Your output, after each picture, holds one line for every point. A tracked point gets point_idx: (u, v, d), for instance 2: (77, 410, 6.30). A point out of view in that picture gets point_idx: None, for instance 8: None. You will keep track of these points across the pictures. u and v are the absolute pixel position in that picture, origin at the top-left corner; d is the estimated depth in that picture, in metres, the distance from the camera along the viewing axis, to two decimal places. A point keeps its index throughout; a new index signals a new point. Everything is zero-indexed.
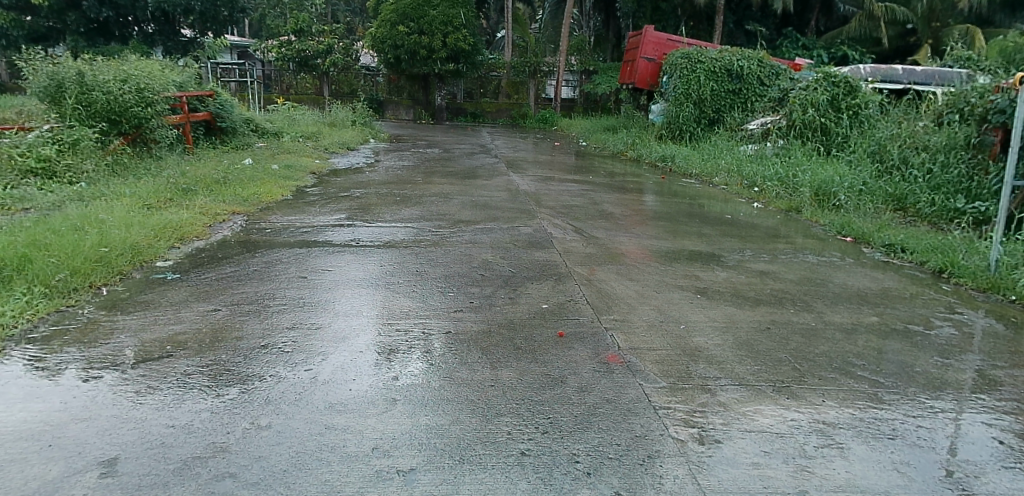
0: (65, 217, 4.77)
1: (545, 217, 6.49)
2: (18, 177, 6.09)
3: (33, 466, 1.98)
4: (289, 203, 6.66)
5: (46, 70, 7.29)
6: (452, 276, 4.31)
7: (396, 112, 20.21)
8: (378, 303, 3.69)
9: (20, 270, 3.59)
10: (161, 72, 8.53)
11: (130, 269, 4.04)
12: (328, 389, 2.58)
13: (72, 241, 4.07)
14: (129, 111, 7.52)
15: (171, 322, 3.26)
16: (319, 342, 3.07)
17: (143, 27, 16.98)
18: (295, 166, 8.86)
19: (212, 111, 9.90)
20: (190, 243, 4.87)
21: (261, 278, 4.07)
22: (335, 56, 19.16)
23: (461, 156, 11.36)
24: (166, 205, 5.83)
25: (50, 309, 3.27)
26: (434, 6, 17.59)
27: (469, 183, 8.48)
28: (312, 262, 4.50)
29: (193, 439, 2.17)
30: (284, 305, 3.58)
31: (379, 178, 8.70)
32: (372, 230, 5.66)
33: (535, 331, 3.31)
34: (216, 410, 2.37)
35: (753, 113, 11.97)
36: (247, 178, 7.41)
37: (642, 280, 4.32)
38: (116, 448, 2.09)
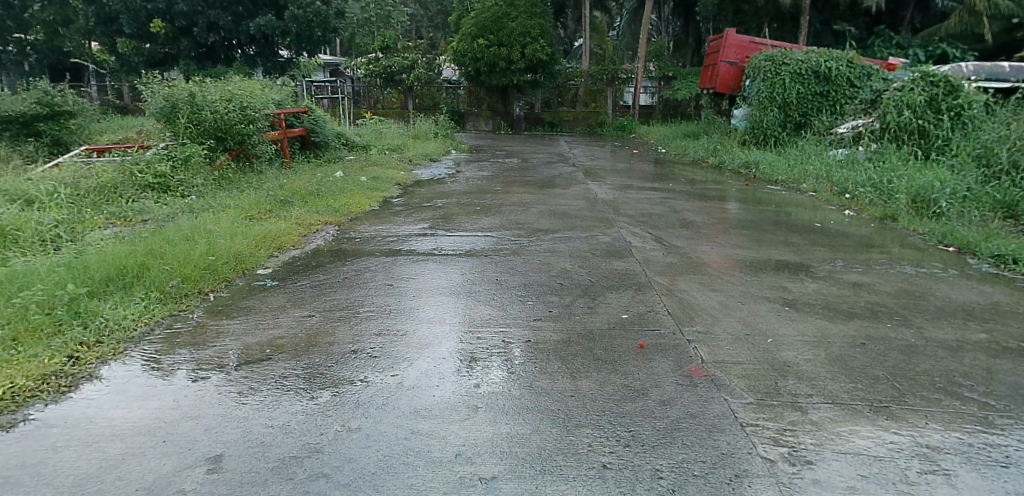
0: (178, 228, 5.13)
1: (624, 225, 6.43)
2: (138, 192, 6.57)
3: (149, 460, 2.13)
4: (376, 213, 6.91)
5: (162, 92, 7.88)
6: (531, 284, 4.35)
7: (476, 123, 20.56)
8: (462, 311, 3.77)
9: (139, 277, 3.86)
10: (262, 91, 9.06)
11: (234, 277, 4.30)
12: (413, 394, 2.66)
13: (184, 251, 4.37)
14: (234, 129, 8.04)
15: (268, 326, 3.45)
16: (405, 348, 3.17)
17: (245, 49, 17.90)
18: (382, 177, 9.15)
19: (307, 127, 10.40)
20: (287, 252, 5.13)
21: (351, 285, 4.24)
22: (419, 71, 19.73)
23: (540, 166, 11.42)
24: (266, 216, 6.17)
25: (165, 313, 3.52)
26: (513, 18, 17.86)
27: (547, 192, 8.52)
28: (397, 270, 4.66)
29: (291, 439, 2.29)
30: (372, 312, 3.72)
31: (460, 188, 8.87)
32: (454, 239, 5.79)
33: (615, 341, 3.29)
34: (311, 412, 2.49)
35: (842, 116, 11.42)
36: (338, 189, 7.74)
37: (726, 291, 4.21)
38: (221, 445, 2.23)
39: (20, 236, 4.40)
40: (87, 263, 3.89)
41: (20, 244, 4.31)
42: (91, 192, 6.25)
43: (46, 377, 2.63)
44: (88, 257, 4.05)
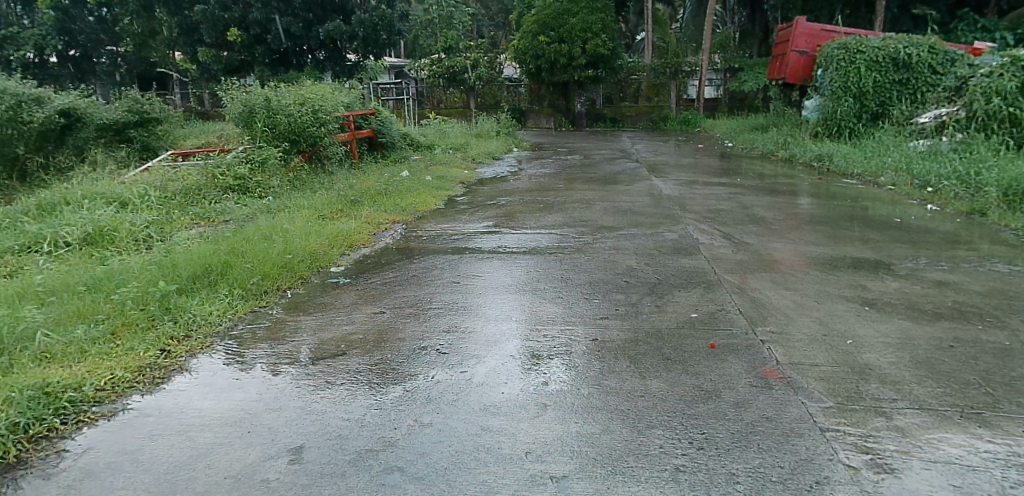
0: (257, 227, 5.35)
1: (690, 222, 6.30)
2: (220, 193, 6.88)
3: (236, 450, 2.23)
4: (441, 212, 7.00)
5: (240, 98, 8.25)
6: (597, 282, 4.32)
7: (537, 120, 20.55)
8: (529, 308, 3.79)
9: (222, 275, 4.04)
10: (332, 94, 9.34)
11: (309, 274, 4.45)
12: (482, 391, 2.69)
13: (262, 249, 4.56)
14: (306, 131, 8.32)
15: (342, 323, 3.55)
16: (473, 345, 3.21)
17: (315, 54, 18.43)
18: (447, 176, 9.28)
19: (374, 128, 10.66)
20: (358, 250, 5.28)
21: (419, 283, 4.33)
22: (481, 70, 19.87)
23: (603, 162, 11.31)
24: (337, 216, 6.36)
25: (247, 309, 3.68)
26: (574, 14, 17.75)
27: (611, 189, 8.43)
28: (463, 267, 4.72)
29: (366, 433, 2.35)
30: (440, 309, 3.78)
31: (523, 186, 8.89)
32: (518, 237, 5.81)
33: (686, 341, 3.23)
34: (385, 406, 2.56)
35: (924, 105, 10.82)
36: (405, 188, 7.89)
37: (800, 290, 4.07)
38: (301, 437, 2.32)
39: (116, 237, 4.69)
40: (176, 261, 4.11)
41: (116, 244, 4.59)
42: (177, 194, 6.58)
43: (142, 369, 2.79)
44: (176, 256, 4.27)
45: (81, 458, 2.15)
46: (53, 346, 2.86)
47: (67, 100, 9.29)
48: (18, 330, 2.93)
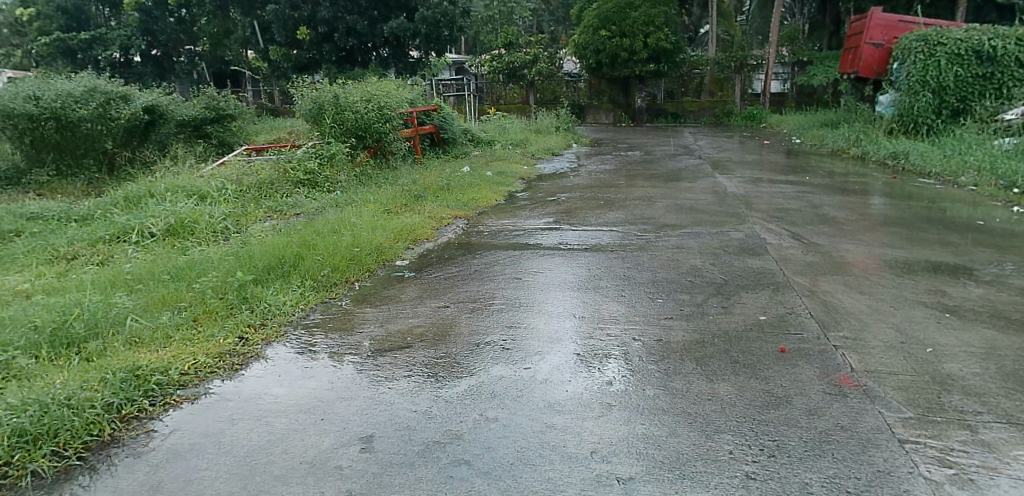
0: (326, 221, 5.52)
1: (756, 221, 6.14)
2: (292, 187, 7.12)
3: (311, 436, 2.31)
4: (502, 207, 7.05)
5: (310, 95, 8.53)
6: (660, 281, 4.27)
7: (597, 116, 20.41)
8: (591, 306, 3.78)
9: (294, 266, 4.19)
10: (396, 90, 9.53)
11: (375, 267, 4.57)
12: (546, 389, 2.70)
13: (331, 242, 4.70)
14: (372, 127, 8.52)
15: (408, 316, 3.62)
16: (535, 342, 3.22)
17: (379, 52, 18.78)
18: (507, 172, 9.33)
19: (436, 124, 10.81)
20: (421, 244, 5.38)
21: (481, 278, 4.37)
22: (541, 65, 19.82)
23: (665, 158, 11.14)
24: (402, 210, 6.49)
25: (317, 300, 3.81)
26: (636, 8, 17.50)
27: (673, 186, 8.30)
28: (525, 264, 4.74)
29: (434, 425, 2.40)
30: (502, 304, 3.81)
31: (583, 182, 8.85)
32: (579, 234, 5.80)
33: (754, 344, 3.16)
34: (451, 400, 2.60)
35: (1010, 101, 10.19)
36: (466, 184, 7.98)
37: (875, 294, 3.91)
38: (372, 427, 2.38)
39: (195, 229, 4.91)
40: (251, 253, 4.28)
41: (197, 236, 4.81)
42: (252, 188, 6.83)
43: (223, 355, 2.93)
44: (251, 248, 4.45)
45: (168, 438, 2.27)
46: (142, 330, 3.03)
47: (150, 98, 9.53)
48: (111, 314, 3.11)
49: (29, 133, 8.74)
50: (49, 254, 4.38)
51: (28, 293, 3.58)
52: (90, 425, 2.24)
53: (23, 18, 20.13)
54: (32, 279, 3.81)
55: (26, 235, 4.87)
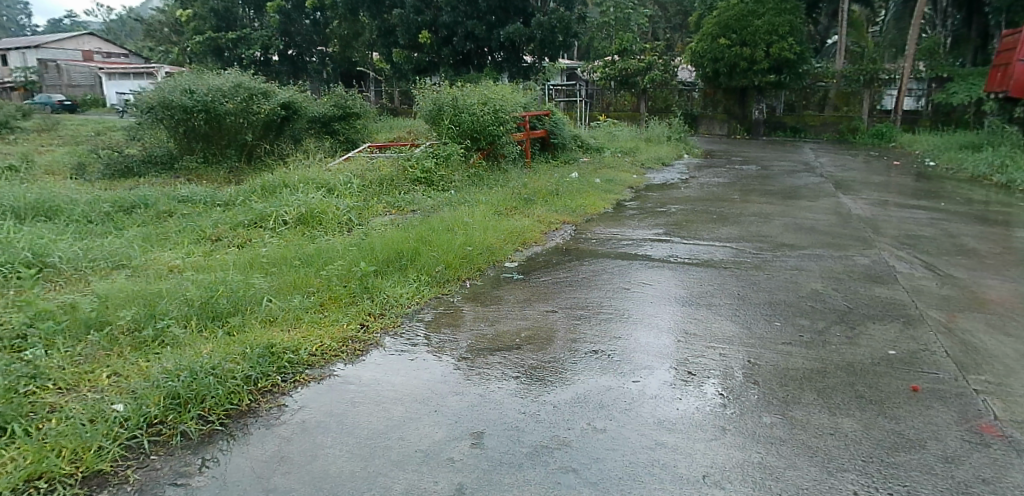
0: (441, 219, 5.70)
1: (884, 247, 5.75)
2: (410, 185, 7.41)
3: (425, 426, 2.40)
4: (610, 216, 7.00)
5: (431, 96, 8.86)
6: (778, 303, 4.09)
7: (710, 127, 19.74)
8: (703, 323, 3.68)
9: (411, 261, 4.37)
10: (512, 95, 9.70)
11: (486, 267, 4.67)
12: (655, 404, 2.65)
13: (446, 240, 4.86)
14: (486, 130, 8.73)
15: (516, 318, 3.67)
16: (644, 356, 3.18)
17: (495, 56, 19.11)
18: (615, 180, 9.26)
19: (547, 129, 10.89)
20: (530, 248, 5.44)
21: (590, 286, 4.36)
22: (654, 73, 19.43)
23: (782, 174, 10.64)
24: (512, 212, 6.59)
25: (431, 295, 3.94)
26: (759, 16, 16.81)
27: (791, 204, 7.92)
28: (634, 274, 4.69)
29: (542, 428, 2.42)
30: (610, 314, 3.78)
31: (694, 194, 8.63)
32: (690, 247, 5.65)
33: (882, 380, 2.96)
34: (559, 406, 2.61)
35: None
36: (575, 189, 7.99)
37: (1022, 337, 3.55)
38: (482, 424, 2.44)
39: (323, 219, 5.22)
40: (373, 245, 4.49)
41: (324, 225, 5.13)
42: (373, 183, 7.17)
43: (346, 340, 3.10)
44: (372, 240, 4.68)
45: (297, 414, 2.43)
46: (276, 310, 3.26)
47: (287, 94, 10.20)
48: (250, 294, 3.36)
49: (183, 124, 9.62)
50: (198, 234, 4.80)
51: (180, 268, 3.93)
52: (231, 395, 2.44)
53: (180, 18, 22.14)
54: (184, 256, 4.19)
55: (179, 215, 5.36)
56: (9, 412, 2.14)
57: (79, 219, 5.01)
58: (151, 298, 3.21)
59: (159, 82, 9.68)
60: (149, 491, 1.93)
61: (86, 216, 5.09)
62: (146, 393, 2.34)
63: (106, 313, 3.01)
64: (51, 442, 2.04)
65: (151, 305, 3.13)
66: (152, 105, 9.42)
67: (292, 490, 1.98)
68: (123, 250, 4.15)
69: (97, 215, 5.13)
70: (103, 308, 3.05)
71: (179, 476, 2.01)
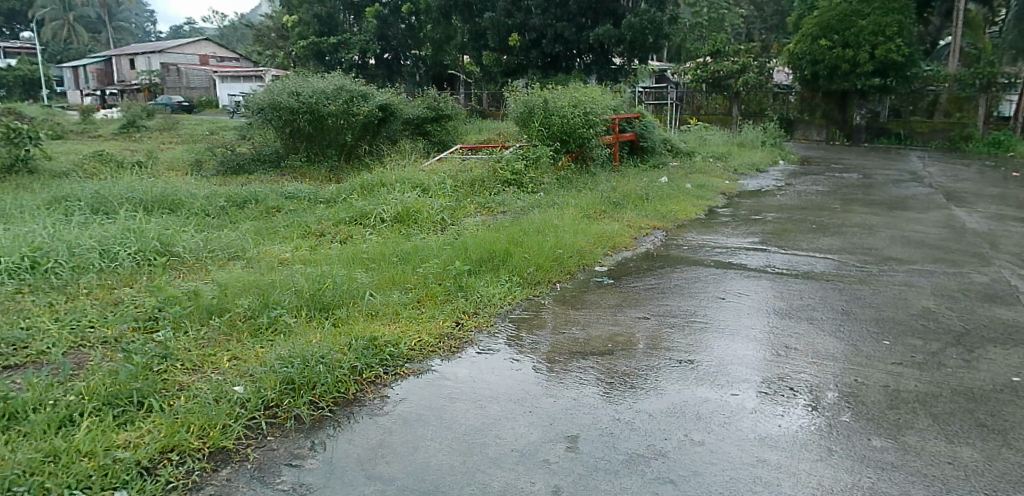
0: (531, 221, 5.74)
1: (1005, 264, 5.32)
2: (501, 187, 7.49)
3: (520, 427, 2.42)
4: (702, 222, 6.84)
5: (522, 99, 8.94)
6: (885, 320, 3.86)
7: (806, 133, 18.94)
8: (803, 338, 3.53)
9: (503, 261, 4.43)
10: (603, 97, 9.63)
11: (576, 271, 4.67)
12: (755, 419, 2.57)
13: (537, 242, 4.90)
14: (576, 132, 8.71)
15: (608, 323, 3.65)
16: (740, 368, 3.09)
17: (583, 58, 19.00)
18: (707, 185, 9.03)
19: (637, 132, 10.73)
20: (620, 252, 5.40)
21: (682, 293, 4.28)
22: (748, 75, 18.73)
23: (887, 183, 10.05)
24: (601, 216, 6.56)
25: (523, 296, 3.98)
26: (864, 16, 15.92)
27: (897, 215, 7.46)
28: (728, 283, 4.56)
29: (637, 437, 2.40)
30: (704, 324, 3.69)
31: (791, 202, 8.28)
32: (788, 258, 5.43)
33: (1006, 408, 2.75)
34: (654, 414, 2.58)
35: None
36: (665, 194, 7.85)
37: None
38: (576, 427, 2.44)
39: (418, 218, 5.38)
40: (466, 245, 4.59)
41: (420, 225, 5.28)
42: (465, 184, 7.32)
43: (442, 337, 3.19)
44: (464, 240, 4.77)
45: (399, 405, 2.52)
46: (378, 304, 3.39)
47: (385, 97, 10.54)
48: (353, 288, 3.51)
49: (289, 124, 10.14)
50: (304, 229, 5.06)
51: (288, 261, 4.16)
52: (339, 383, 2.56)
53: (287, 23, 23.36)
54: (292, 249, 4.43)
55: (285, 211, 5.67)
56: (145, 388, 2.34)
57: (198, 213, 5.39)
58: (265, 288, 3.41)
59: (269, 85, 10.27)
60: (267, 470, 2.06)
61: (205, 210, 5.47)
62: (264, 376, 2.49)
63: (225, 300, 3.22)
64: (182, 418, 2.21)
65: (265, 294, 3.33)
66: (262, 106, 9.98)
67: (395, 479, 2.05)
68: (239, 242, 4.43)
69: (214, 209, 5.50)
70: (223, 296, 3.26)
71: (293, 458, 2.14)
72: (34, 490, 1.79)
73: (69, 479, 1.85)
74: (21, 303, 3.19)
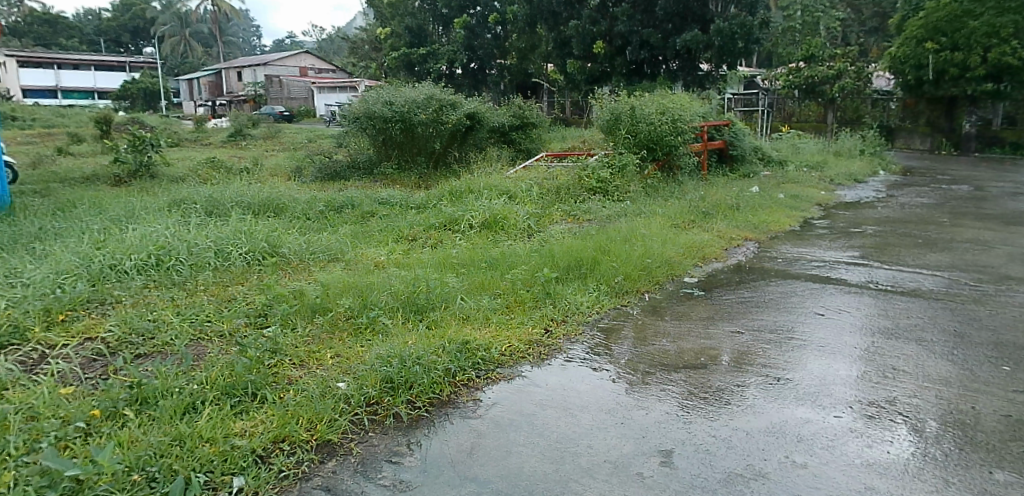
0: (618, 229, 5.69)
1: None
2: (587, 195, 7.44)
3: (612, 438, 2.41)
4: (797, 234, 6.57)
5: (608, 106, 8.82)
6: (1006, 345, 3.57)
7: (908, 141, 17.84)
8: (911, 359, 3.32)
9: (591, 269, 4.42)
10: (691, 104, 9.44)
11: (665, 281, 4.59)
12: (862, 444, 2.45)
13: (625, 251, 4.86)
14: (664, 140, 8.61)
15: (700, 336, 3.57)
16: (842, 388, 2.94)
17: (669, 64, 18.46)
18: (802, 195, 8.68)
19: (726, 140, 10.45)
20: (710, 263, 5.28)
21: (778, 308, 4.13)
22: (845, 81, 17.72)
23: (1003, 196, 9.32)
24: (690, 226, 6.42)
25: (611, 305, 3.96)
26: (977, 17, 14.81)
27: (1015, 230, 6.90)
28: (827, 299, 4.36)
29: (735, 455, 2.33)
30: (803, 341, 3.54)
31: (893, 215, 7.83)
32: (892, 274, 5.13)
33: None
34: (752, 433, 2.50)
35: None
36: (757, 204, 7.61)
37: None
38: (670, 442, 2.40)
39: (506, 225, 5.45)
40: (554, 252, 4.61)
41: (508, 231, 5.35)
42: (551, 191, 7.37)
43: (532, 343, 3.22)
44: (552, 247, 4.79)
45: (491, 409, 2.57)
46: (469, 309, 3.47)
47: (472, 105, 10.72)
48: (445, 292, 3.60)
49: (382, 132, 10.50)
50: (397, 233, 5.24)
51: (383, 264, 4.32)
52: (435, 384, 2.64)
53: (380, 36, 24.23)
54: (386, 253, 4.59)
55: (379, 216, 5.88)
56: (259, 380, 2.49)
57: (300, 216, 5.68)
58: (363, 289, 3.55)
59: (364, 94, 10.68)
60: (369, 465, 2.15)
61: (306, 214, 5.75)
62: (365, 374, 2.60)
63: (328, 300, 3.38)
64: (292, 410, 2.34)
65: (363, 296, 3.47)
66: (358, 115, 10.39)
67: (490, 482, 2.09)
68: (338, 245, 4.64)
69: (314, 213, 5.78)
70: (325, 295, 3.42)
71: (393, 455, 2.22)
72: (164, 471, 1.94)
73: (194, 462, 2.00)
74: (149, 297, 3.47)
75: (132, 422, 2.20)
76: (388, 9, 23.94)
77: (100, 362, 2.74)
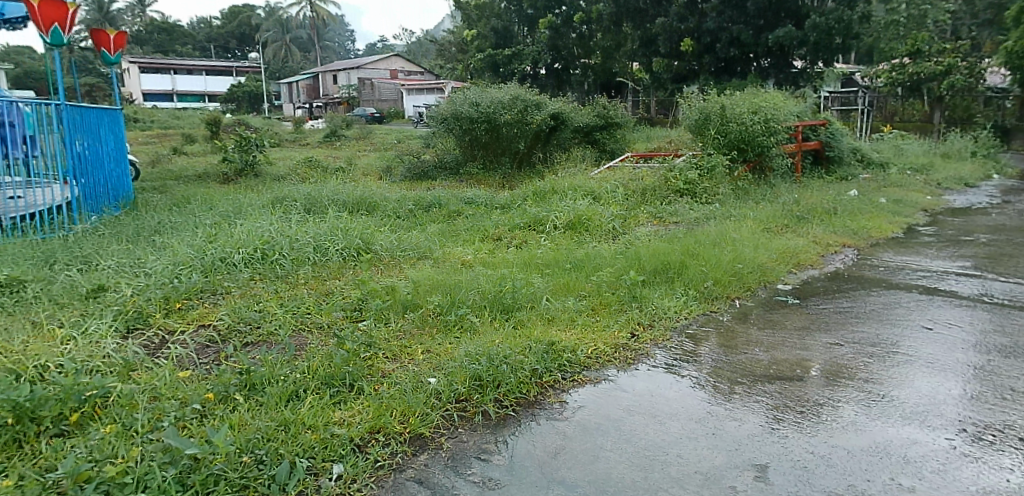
0: (706, 233, 5.54)
1: None
2: (673, 196, 7.29)
3: (702, 448, 2.36)
4: (900, 241, 6.19)
5: (697, 106, 8.62)
6: None
7: None
8: None
9: (678, 273, 4.34)
10: (785, 103, 9.06)
11: (756, 287, 4.44)
12: (977, 470, 2.28)
13: (715, 255, 4.74)
14: (755, 140, 8.29)
15: (796, 347, 3.43)
16: (954, 409, 2.75)
17: (761, 61, 17.90)
18: (905, 200, 8.16)
19: (823, 141, 9.97)
20: (805, 270, 5.05)
21: (880, 320, 3.91)
22: (955, 77, 16.39)
23: None
24: (783, 230, 6.17)
25: (699, 311, 3.87)
26: None
27: None
28: (935, 312, 4.08)
29: (834, 474, 2.23)
30: (909, 356, 3.34)
31: (1009, 222, 7.23)
32: (1010, 286, 4.74)
33: None
34: (853, 451, 2.39)
35: None
36: (855, 209, 7.22)
37: None
38: (765, 456, 2.33)
39: (590, 226, 5.43)
40: (639, 254, 4.56)
41: (592, 232, 5.33)
42: (636, 193, 7.28)
43: (618, 347, 3.20)
44: (638, 249, 4.73)
45: (578, 412, 2.57)
46: (555, 310, 3.48)
47: (557, 105, 10.75)
48: (531, 292, 3.62)
49: (469, 132, 10.68)
50: (482, 233, 5.32)
51: (469, 262, 4.40)
52: (522, 384, 2.67)
53: (467, 38, 24.64)
54: (473, 252, 4.68)
55: (465, 215, 5.99)
56: (355, 372, 2.60)
57: (390, 215, 5.87)
58: (450, 287, 3.64)
59: (451, 95, 10.89)
60: (459, 461, 2.20)
61: (396, 212, 5.94)
62: (455, 371, 2.66)
63: (418, 297, 3.48)
64: (386, 402, 2.43)
65: (451, 293, 3.55)
66: (445, 116, 10.61)
67: (578, 485, 2.09)
68: (426, 243, 4.77)
69: (403, 211, 5.95)
70: (416, 292, 3.53)
71: (482, 452, 2.26)
72: (271, 454, 2.06)
73: (298, 447, 2.11)
74: (255, 289, 3.69)
75: (241, 406, 2.34)
76: (475, 12, 24.31)
77: (212, 348, 2.94)
